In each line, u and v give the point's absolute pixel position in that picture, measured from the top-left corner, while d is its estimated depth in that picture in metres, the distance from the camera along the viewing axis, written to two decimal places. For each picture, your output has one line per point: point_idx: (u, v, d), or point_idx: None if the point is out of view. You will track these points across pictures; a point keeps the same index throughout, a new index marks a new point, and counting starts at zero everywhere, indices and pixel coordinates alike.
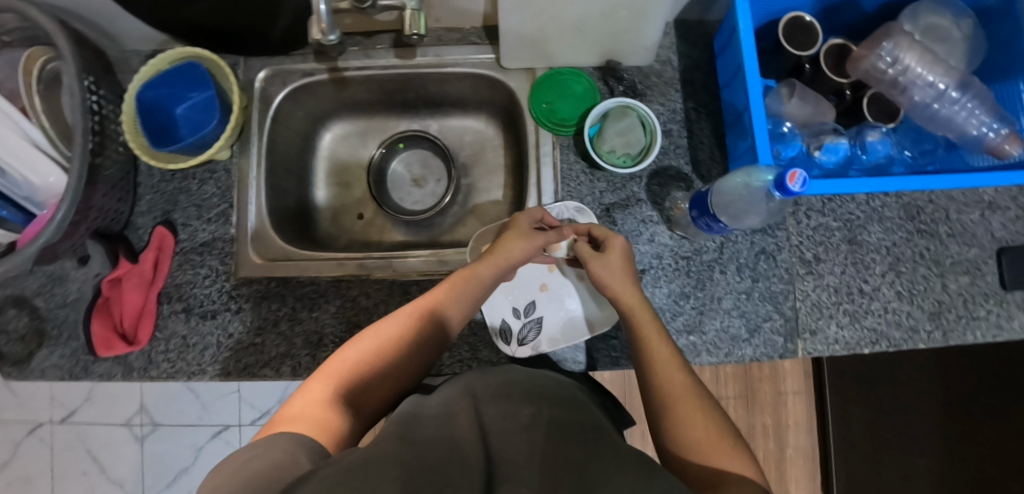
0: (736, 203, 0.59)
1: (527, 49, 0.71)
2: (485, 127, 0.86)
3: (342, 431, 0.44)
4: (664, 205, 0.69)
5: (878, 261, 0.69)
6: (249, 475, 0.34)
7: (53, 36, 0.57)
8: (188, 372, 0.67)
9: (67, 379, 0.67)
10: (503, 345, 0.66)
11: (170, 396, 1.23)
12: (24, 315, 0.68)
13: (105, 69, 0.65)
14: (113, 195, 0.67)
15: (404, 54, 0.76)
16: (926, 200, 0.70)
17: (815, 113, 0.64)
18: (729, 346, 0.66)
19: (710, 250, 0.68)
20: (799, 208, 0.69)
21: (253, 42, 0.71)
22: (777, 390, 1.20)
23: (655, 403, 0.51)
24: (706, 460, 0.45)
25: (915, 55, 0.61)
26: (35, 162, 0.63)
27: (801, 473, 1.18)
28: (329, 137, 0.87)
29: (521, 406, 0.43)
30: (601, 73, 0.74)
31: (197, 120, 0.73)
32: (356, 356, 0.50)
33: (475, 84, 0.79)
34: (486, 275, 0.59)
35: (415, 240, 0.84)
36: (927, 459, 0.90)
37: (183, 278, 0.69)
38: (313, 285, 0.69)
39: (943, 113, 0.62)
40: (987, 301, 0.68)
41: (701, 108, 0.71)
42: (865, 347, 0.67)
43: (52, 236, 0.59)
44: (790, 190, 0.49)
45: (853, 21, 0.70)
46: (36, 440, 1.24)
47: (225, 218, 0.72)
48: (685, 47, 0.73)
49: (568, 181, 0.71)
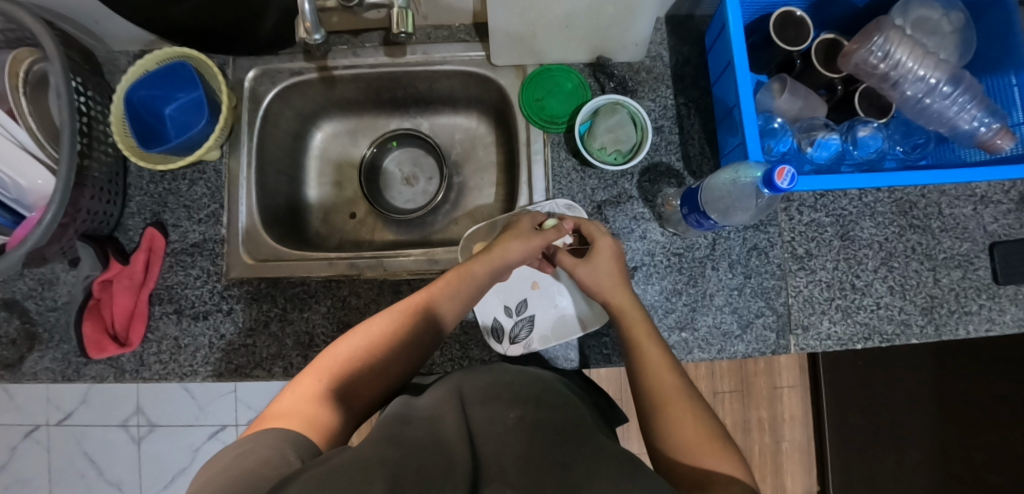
0: (725, 199, 0.59)
1: (516, 46, 0.70)
2: (476, 125, 0.85)
3: (331, 427, 0.44)
4: (655, 202, 0.69)
5: (870, 256, 0.69)
6: (236, 473, 0.34)
7: (40, 38, 0.57)
8: (180, 373, 0.67)
9: (60, 381, 0.67)
10: (495, 344, 0.66)
11: (166, 397, 1.24)
12: (15, 319, 0.69)
13: (92, 70, 0.67)
14: (102, 197, 0.66)
15: (394, 53, 0.76)
16: (918, 194, 0.70)
17: (805, 108, 0.65)
18: (721, 343, 0.66)
19: (702, 246, 0.68)
20: (791, 203, 0.69)
21: (240, 40, 0.70)
22: (773, 384, 1.20)
23: (644, 404, 0.51)
24: (695, 460, 0.45)
25: (906, 49, 0.60)
26: (23, 165, 0.64)
27: (798, 466, 1.18)
28: (320, 136, 0.86)
29: (509, 409, 0.44)
30: (592, 70, 0.73)
31: (185, 121, 0.73)
32: (348, 352, 0.50)
33: (464, 81, 0.79)
34: (480, 273, 0.59)
35: (407, 239, 0.84)
36: (920, 451, 0.90)
37: (175, 279, 0.69)
38: (303, 285, 0.69)
39: (934, 108, 0.61)
40: (980, 295, 0.68)
41: (691, 104, 0.71)
42: (857, 342, 0.67)
43: (40, 238, 0.59)
44: (778, 187, 0.49)
45: (844, 15, 0.69)
46: (33, 444, 1.24)
47: (216, 219, 0.72)
48: (675, 43, 0.73)
49: (560, 178, 0.70)
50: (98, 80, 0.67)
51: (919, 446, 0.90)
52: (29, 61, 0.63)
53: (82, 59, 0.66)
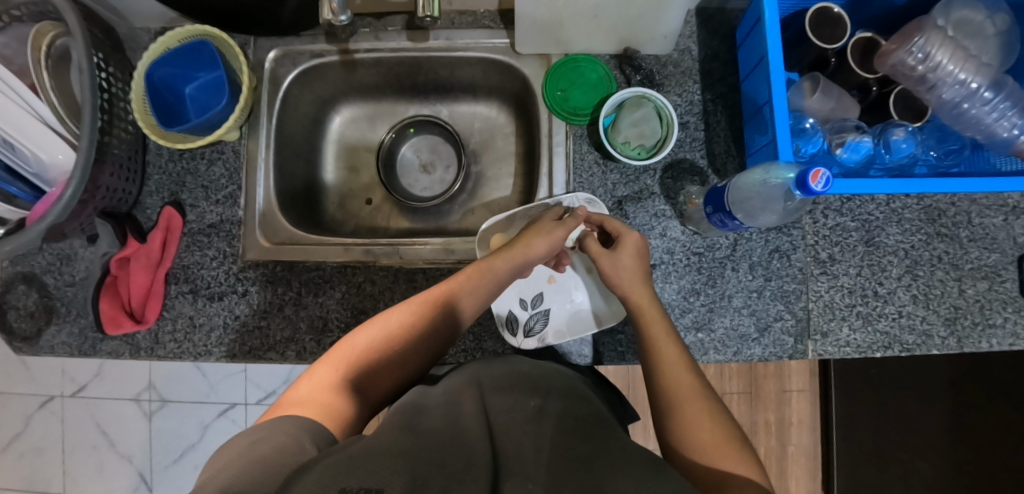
0: (753, 200, 0.58)
1: (542, 34, 0.69)
2: (496, 114, 0.84)
3: (347, 416, 0.45)
4: (678, 199, 0.68)
5: (894, 263, 0.67)
6: (255, 458, 0.34)
7: (63, 13, 0.56)
8: (194, 352, 0.67)
9: (76, 355, 0.68)
10: (508, 336, 0.66)
11: (178, 373, 1.25)
12: (33, 292, 0.69)
13: (114, 47, 0.66)
14: (121, 174, 0.66)
15: (417, 37, 0.74)
16: (948, 202, 0.68)
17: (837, 108, 0.63)
18: (737, 345, 0.65)
19: (723, 247, 0.67)
20: (816, 206, 0.67)
21: (262, 21, 0.69)
22: (781, 387, 1.19)
23: (660, 403, 0.50)
24: (710, 461, 0.44)
25: (948, 51, 0.58)
26: (44, 139, 0.63)
27: (803, 471, 1.18)
28: (338, 120, 0.86)
29: (528, 398, 0.44)
30: (618, 62, 0.72)
31: (205, 102, 0.72)
32: (367, 342, 0.50)
33: (486, 69, 0.78)
34: (501, 270, 0.59)
35: (422, 227, 0.83)
36: (931, 462, 0.89)
37: (191, 259, 0.69)
38: (318, 270, 0.69)
39: (972, 113, 0.59)
40: (1005, 308, 0.67)
41: (718, 100, 0.69)
42: (876, 351, 0.66)
43: (60, 214, 0.59)
44: (812, 190, 0.47)
45: (882, 13, 0.67)
46: (47, 414, 1.26)
47: (234, 200, 0.71)
48: (705, 36, 0.71)
49: (580, 172, 0.69)
50: (120, 57, 0.67)
51: (929, 454, 0.89)
52: (52, 35, 0.63)
53: (104, 34, 0.66)
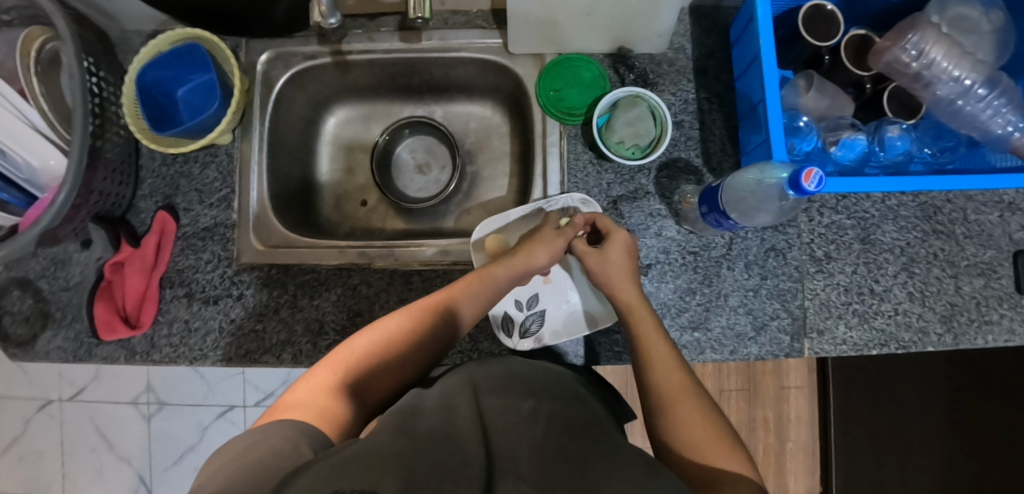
0: (748, 200, 0.58)
1: (536, 33, 0.68)
2: (491, 114, 0.84)
3: (344, 419, 0.44)
4: (673, 199, 0.67)
5: (890, 261, 0.67)
6: (250, 462, 0.34)
7: (53, 17, 0.56)
8: (189, 357, 0.67)
9: (71, 361, 0.68)
10: (504, 337, 0.66)
11: (176, 376, 1.25)
12: (28, 297, 0.69)
13: (105, 50, 0.66)
14: (115, 178, 0.66)
15: (409, 38, 0.74)
16: (944, 199, 0.68)
17: (832, 106, 0.63)
18: (734, 344, 0.65)
19: (719, 246, 0.66)
20: (812, 205, 0.67)
21: (254, 23, 0.69)
22: (779, 384, 1.19)
23: (652, 402, 0.50)
24: (703, 459, 0.44)
25: (942, 48, 0.58)
26: (35, 145, 0.63)
27: (801, 467, 1.18)
28: (332, 121, 0.86)
29: (522, 400, 0.44)
30: (612, 61, 0.72)
31: (197, 105, 0.72)
32: (366, 346, 0.50)
33: (480, 69, 0.77)
34: (501, 276, 0.59)
35: (418, 228, 0.83)
36: (929, 457, 0.90)
37: (186, 263, 0.69)
38: (313, 272, 0.68)
39: (967, 110, 0.59)
40: (1001, 305, 0.67)
41: (713, 98, 0.69)
42: (873, 348, 0.66)
43: (53, 219, 0.59)
44: (805, 189, 0.47)
45: (877, 11, 0.66)
46: (46, 417, 1.27)
47: (227, 203, 0.71)
48: (699, 35, 0.71)
49: (575, 172, 0.69)
50: (111, 60, 0.66)
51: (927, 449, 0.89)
52: (42, 40, 0.63)
53: (95, 38, 0.65)
